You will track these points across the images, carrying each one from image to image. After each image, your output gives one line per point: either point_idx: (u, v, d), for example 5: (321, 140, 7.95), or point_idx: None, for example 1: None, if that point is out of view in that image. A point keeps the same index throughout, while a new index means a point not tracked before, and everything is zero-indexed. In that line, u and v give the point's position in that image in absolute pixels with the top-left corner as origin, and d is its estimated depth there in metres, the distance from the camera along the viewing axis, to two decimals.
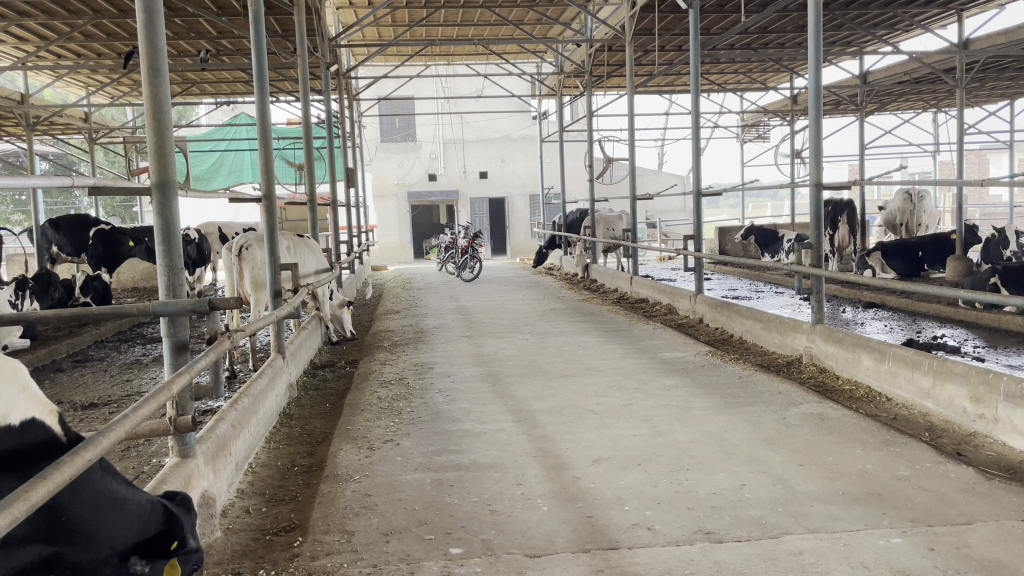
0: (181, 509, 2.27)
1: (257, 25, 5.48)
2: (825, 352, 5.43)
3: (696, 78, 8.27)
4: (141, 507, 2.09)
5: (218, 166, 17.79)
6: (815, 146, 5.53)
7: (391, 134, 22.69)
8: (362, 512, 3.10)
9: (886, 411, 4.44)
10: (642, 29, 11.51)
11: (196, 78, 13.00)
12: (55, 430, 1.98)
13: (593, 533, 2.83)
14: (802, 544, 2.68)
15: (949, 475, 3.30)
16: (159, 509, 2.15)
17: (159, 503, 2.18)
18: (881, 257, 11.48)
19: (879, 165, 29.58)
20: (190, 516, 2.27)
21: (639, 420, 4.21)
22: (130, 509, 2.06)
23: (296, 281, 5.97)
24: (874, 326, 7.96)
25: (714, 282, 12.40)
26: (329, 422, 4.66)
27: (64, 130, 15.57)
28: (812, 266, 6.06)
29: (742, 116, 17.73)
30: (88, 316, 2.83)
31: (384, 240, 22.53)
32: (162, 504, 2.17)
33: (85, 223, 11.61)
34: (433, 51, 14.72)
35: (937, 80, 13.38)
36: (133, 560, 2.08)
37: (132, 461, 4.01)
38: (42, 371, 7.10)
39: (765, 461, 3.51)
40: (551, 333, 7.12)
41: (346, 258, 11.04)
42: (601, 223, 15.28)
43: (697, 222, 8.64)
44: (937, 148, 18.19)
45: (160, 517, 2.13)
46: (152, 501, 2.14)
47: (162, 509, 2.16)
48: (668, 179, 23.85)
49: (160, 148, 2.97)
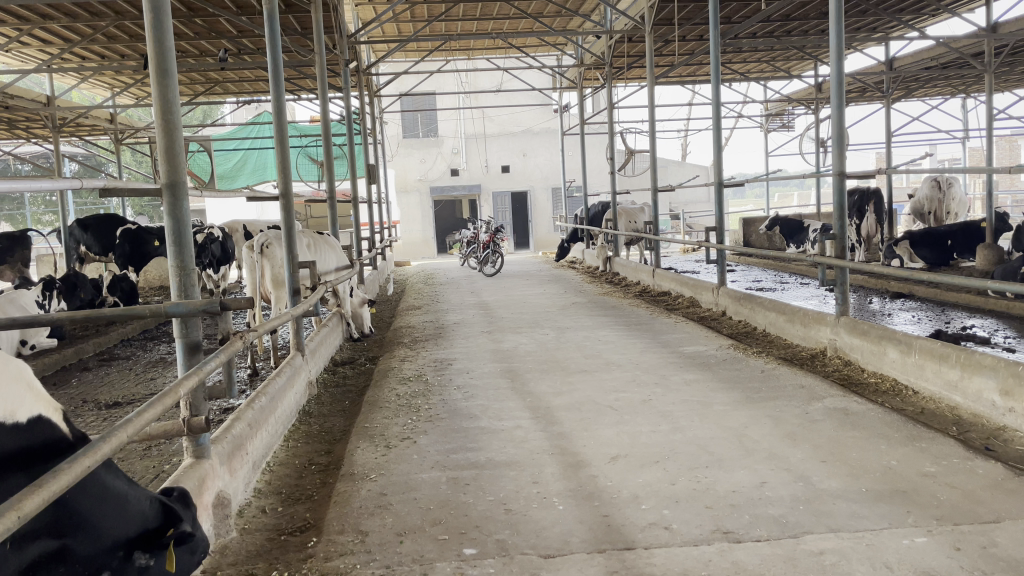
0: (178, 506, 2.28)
1: (272, 22, 5.46)
2: (850, 344, 5.34)
3: (716, 67, 8.10)
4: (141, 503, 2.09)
5: (243, 164, 17.91)
6: (838, 135, 5.39)
7: (413, 130, 22.70)
8: (377, 512, 3.09)
9: (912, 404, 4.35)
10: (662, 19, 11.38)
11: (218, 78, 13.09)
12: (61, 427, 1.97)
13: (608, 532, 2.79)
14: (823, 544, 2.62)
15: (977, 471, 3.22)
16: (156, 504, 2.16)
17: (155, 499, 2.18)
18: (909, 245, 11.26)
19: (907, 154, 29.13)
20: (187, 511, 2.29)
21: (658, 415, 4.16)
22: (132, 505, 2.06)
23: (315, 279, 5.96)
24: (902, 317, 7.82)
25: (739, 274, 12.26)
26: (348, 420, 4.65)
27: (90, 131, 15.75)
28: (835, 257, 5.93)
29: (766, 105, 17.49)
30: (100, 317, 2.83)
31: (407, 236, 22.60)
32: (159, 500, 2.20)
33: (114, 221, 11.79)
34: (453, 45, 14.66)
35: (967, 65, 13.07)
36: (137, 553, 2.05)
37: (153, 460, 4.04)
38: (68, 370, 7.18)
39: (786, 458, 3.44)
40: (572, 328, 7.08)
41: (369, 255, 11.06)
42: (623, 215, 15.19)
43: (718, 214, 8.51)
44: (967, 134, 17.89)
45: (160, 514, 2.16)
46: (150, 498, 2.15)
47: (159, 507, 2.18)
48: (691, 169, 23.63)
49: (170, 150, 2.95)
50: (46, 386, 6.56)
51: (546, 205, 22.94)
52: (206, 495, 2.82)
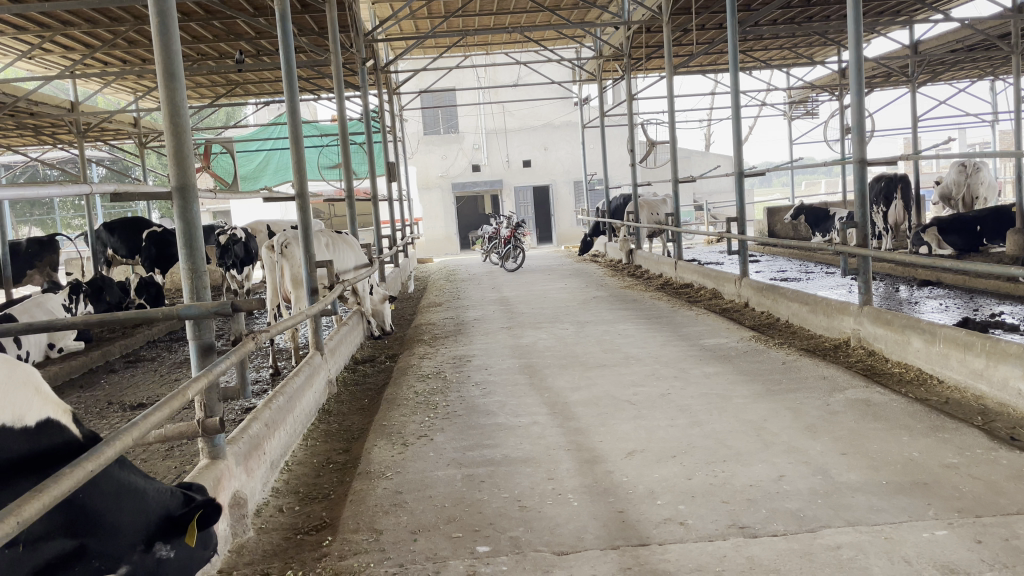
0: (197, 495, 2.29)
1: (283, 23, 5.46)
2: (873, 334, 5.26)
3: (733, 55, 7.92)
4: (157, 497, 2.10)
5: (265, 165, 18.08)
6: (858, 122, 5.28)
7: (434, 126, 22.74)
8: (392, 510, 3.09)
9: (937, 394, 4.27)
10: (680, 9, 11.29)
11: (238, 80, 13.21)
12: (71, 430, 1.97)
13: (623, 528, 2.77)
14: (841, 539, 2.58)
15: (1001, 461, 3.14)
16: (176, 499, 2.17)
17: (175, 492, 2.19)
18: (937, 232, 11.03)
19: (935, 140, 28.64)
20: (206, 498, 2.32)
21: (676, 409, 4.13)
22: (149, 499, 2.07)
23: (333, 278, 5.97)
24: (929, 305, 7.70)
25: (763, 264, 12.12)
26: (366, 418, 4.67)
27: (115, 135, 15.95)
28: (858, 246, 5.81)
29: (789, 92, 17.25)
30: (113, 321, 2.85)
31: (430, 233, 22.69)
32: (178, 493, 2.20)
33: (138, 224, 11.86)
34: (471, 41, 14.64)
35: (995, 46, 12.78)
36: (156, 543, 2.07)
37: (175, 461, 4.09)
38: (95, 373, 7.28)
39: (805, 450, 3.40)
40: (592, 322, 7.04)
41: (390, 252, 11.08)
42: (645, 208, 15.09)
43: (738, 204, 8.39)
44: (995, 117, 17.54)
45: (183, 501, 2.19)
46: (166, 492, 2.15)
47: (181, 494, 2.21)
48: (714, 159, 23.42)
49: (179, 153, 2.97)
50: (74, 388, 6.66)
51: (568, 198, 22.88)
52: (222, 496, 2.84)
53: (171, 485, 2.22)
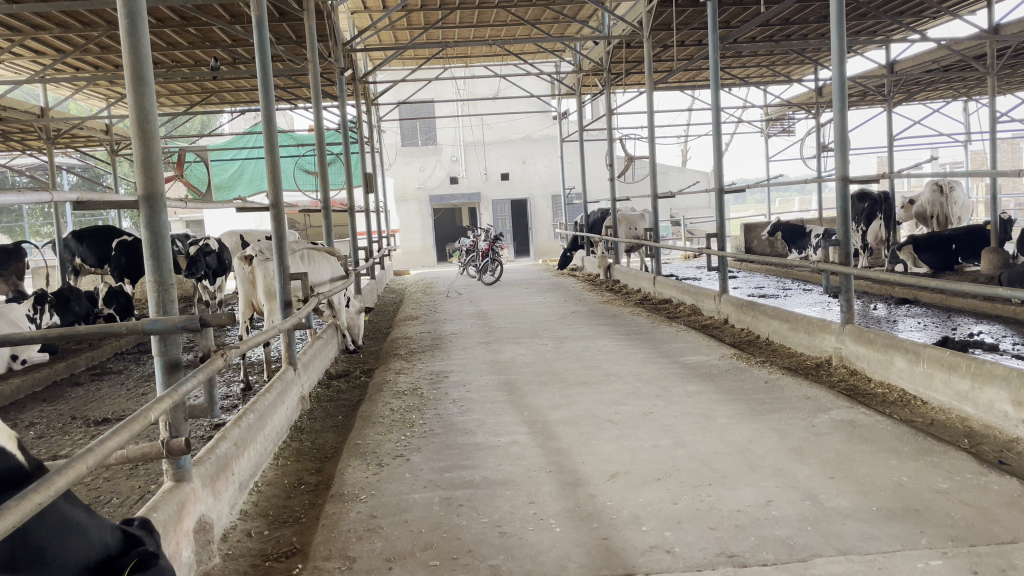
0: (141, 533, 2.03)
1: (260, 31, 5.30)
2: (856, 353, 5.20)
3: (715, 68, 7.71)
4: (102, 534, 1.86)
5: (240, 174, 17.89)
6: (840, 138, 5.23)
7: (412, 138, 22.65)
8: (365, 536, 2.96)
9: (921, 416, 4.22)
10: (660, 25, 11.27)
11: (212, 87, 13.03)
12: (16, 455, 1.78)
13: (607, 556, 2.67)
14: (835, 568, 2.49)
15: (992, 487, 3.08)
16: (117, 534, 1.93)
17: (116, 527, 1.96)
18: (913, 251, 11.05)
19: (910, 162, 29.07)
20: (155, 537, 2.06)
21: (660, 429, 4.03)
22: (90, 535, 1.83)
23: (308, 290, 5.78)
24: (907, 324, 7.73)
25: (741, 280, 12.13)
26: (340, 435, 4.53)
27: (86, 142, 15.62)
28: (839, 264, 5.73)
29: (765, 111, 17.40)
30: (74, 335, 2.68)
31: (407, 245, 22.58)
32: (120, 530, 1.96)
33: (110, 233, 11.56)
34: (451, 53, 14.57)
35: (969, 67, 12.86)
36: None
37: (138, 481, 3.92)
38: (59, 386, 7.06)
39: (792, 475, 3.31)
40: (571, 338, 6.94)
41: (367, 264, 10.91)
42: (623, 222, 15.13)
43: (719, 220, 8.30)
44: (969, 138, 17.77)
45: (125, 544, 1.93)
46: (110, 528, 1.92)
47: (124, 535, 1.96)
48: (691, 175, 23.60)
49: (147, 160, 2.84)
50: (36, 402, 6.43)
51: (546, 211, 22.87)
52: (185, 521, 2.67)
53: (112, 521, 1.98)
